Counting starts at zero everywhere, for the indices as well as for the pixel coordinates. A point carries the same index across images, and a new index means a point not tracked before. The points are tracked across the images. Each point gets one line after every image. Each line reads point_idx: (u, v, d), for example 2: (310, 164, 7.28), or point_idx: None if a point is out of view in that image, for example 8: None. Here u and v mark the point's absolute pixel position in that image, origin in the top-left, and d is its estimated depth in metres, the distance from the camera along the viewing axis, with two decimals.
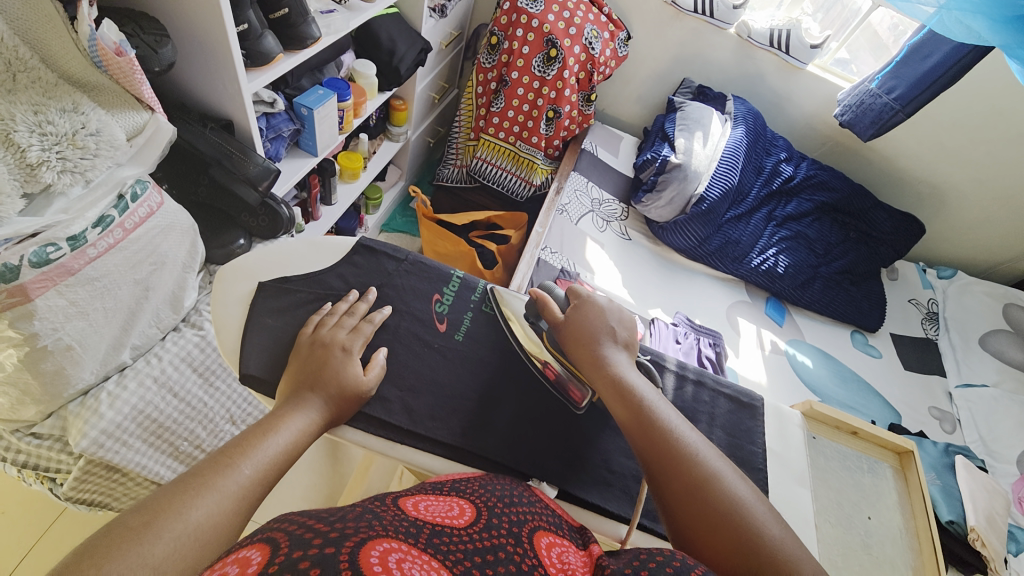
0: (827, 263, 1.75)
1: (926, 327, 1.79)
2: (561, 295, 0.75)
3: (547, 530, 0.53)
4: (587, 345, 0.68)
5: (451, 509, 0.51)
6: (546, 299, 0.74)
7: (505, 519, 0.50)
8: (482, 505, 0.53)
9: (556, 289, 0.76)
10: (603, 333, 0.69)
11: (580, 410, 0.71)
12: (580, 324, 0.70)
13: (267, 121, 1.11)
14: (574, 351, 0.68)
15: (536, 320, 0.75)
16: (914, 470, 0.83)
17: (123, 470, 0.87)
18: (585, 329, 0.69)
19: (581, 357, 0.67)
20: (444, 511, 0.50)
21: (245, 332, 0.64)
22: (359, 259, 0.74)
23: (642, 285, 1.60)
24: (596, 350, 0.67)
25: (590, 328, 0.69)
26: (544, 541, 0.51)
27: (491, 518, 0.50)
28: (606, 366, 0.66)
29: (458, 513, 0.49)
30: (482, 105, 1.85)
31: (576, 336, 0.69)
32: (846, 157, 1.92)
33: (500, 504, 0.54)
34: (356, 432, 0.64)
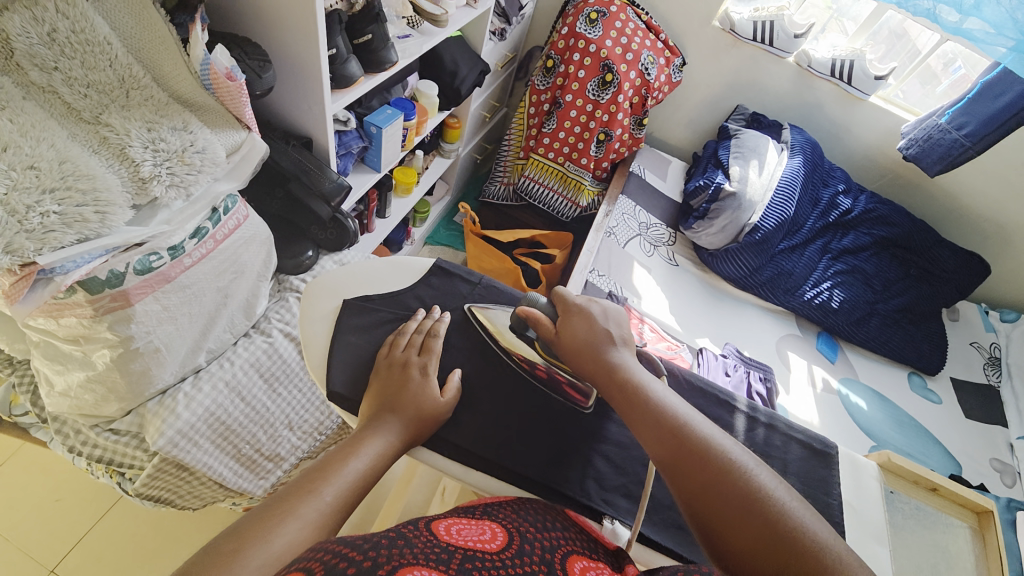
0: (885, 300, 1.68)
1: (989, 372, 1.69)
2: (545, 304, 0.73)
3: (579, 555, 0.53)
4: (591, 350, 0.67)
5: (483, 534, 0.50)
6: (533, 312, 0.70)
7: (537, 546, 0.50)
8: (513, 532, 0.52)
9: (539, 298, 0.74)
10: (605, 338, 0.68)
11: (588, 411, 0.70)
12: (578, 327, 0.69)
13: (339, 138, 1.15)
14: (580, 361, 0.67)
15: (523, 331, 0.72)
16: (994, 531, 0.78)
17: (190, 469, 0.90)
18: (585, 333, 0.69)
19: (584, 364, 0.67)
20: (476, 536, 0.49)
21: (331, 349, 0.65)
22: (436, 281, 0.75)
23: (689, 313, 1.58)
24: (598, 356, 0.67)
25: (586, 334, 0.68)
26: (578, 565, 0.51)
27: (523, 544, 0.50)
28: (608, 367, 0.66)
29: (490, 537, 0.49)
30: (534, 125, 1.88)
31: (572, 341, 0.68)
32: (906, 191, 1.86)
33: (532, 528, 0.54)
34: (433, 455, 0.64)
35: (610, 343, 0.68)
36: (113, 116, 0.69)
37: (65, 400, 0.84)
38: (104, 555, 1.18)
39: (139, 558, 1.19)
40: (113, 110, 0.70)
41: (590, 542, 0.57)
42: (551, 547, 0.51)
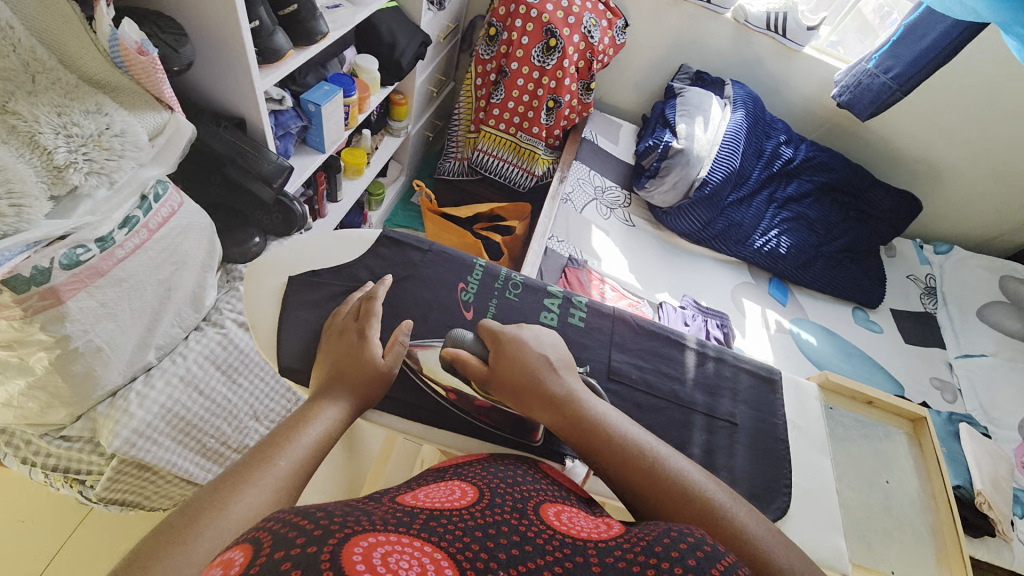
0: (828, 242, 1.78)
1: (925, 302, 1.82)
2: (470, 340, 0.65)
3: (552, 502, 0.53)
4: (537, 397, 0.60)
5: (450, 495, 0.50)
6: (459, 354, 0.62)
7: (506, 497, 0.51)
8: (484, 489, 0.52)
9: (463, 336, 0.65)
10: (547, 369, 0.62)
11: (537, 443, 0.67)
12: (517, 364, 0.61)
13: (276, 118, 1.11)
14: (528, 410, 0.60)
15: (455, 372, 0.64)
16: (928, 435, 0.82)
17: (153, 468, 0.88)
18: (526, 377, 0.60)
19: (534, 403, 0.59)
20: (445, 495, 0.50)
21: (280, 327, 0.63)
22: (385, 251, 0.73)
23: (648, 270, 1.63)
24: (547, 392, 0.60)
25: (527, 368, 0.61)
26: (550, 511, 0.52)
27: (492, 497, 0.50)
28: (562, 400, 0.59)
29: (458, 495, 0.49)
30: (482, 97, 1.85)
31: (516, 380, 0.60)
32: (844, 138, 1.95)
33: (502, 483, 0.54)
34: (394, 417, 0.66)
35: (553, 375, 0.62)
36: (20, 103, 0.65)
37: (7, 412, 0.80)
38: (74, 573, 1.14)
39: None
40: (20, 98, 0.65)
41: (563, 492, 0.58)
42: (521, 497, 0.52)
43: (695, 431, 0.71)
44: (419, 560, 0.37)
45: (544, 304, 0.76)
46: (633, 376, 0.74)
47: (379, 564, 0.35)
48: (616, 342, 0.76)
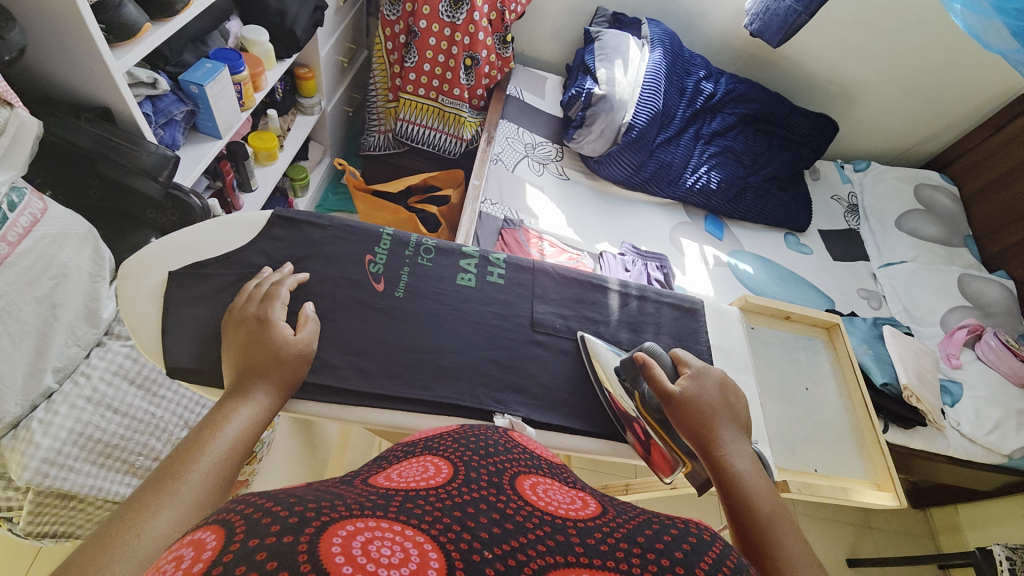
0: (755, 172, 1.83)
1: (848, 219, 1.92)
2: (666, 363, 0.65)
3: (528, 473, 0.48)
4: (708, 428, 0.58)
5: (423, 471, 0.43)
6: (655, 368, 0.62)
7: (484, 471, 0.45)
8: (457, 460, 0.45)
9: (660, 356, 0.65)
10: (723, 414, 0.60)
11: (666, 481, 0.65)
12: (699, 402, 0.60)
13: (154, 105, 1.00)
14: (690, 440, 0.58)
15: (635, 381, 0.65)
16: (841, 339, 0.88)
17: (77, 495, 0.82)
18: (708, 413, 0.59)
19: (695, 436, 0.58)
20: (418, 473, 0.44)
21: (165, 325, 0.59)
22: (280, 232, 0.68)
23: (586, 221, 1.62)
24: (711, 430, 0.58)
25: (705, 404, 0.60)
26: (527, 482, 0.46)
27: (468, 471, 0.44)
28: (719, 444, 0.57)
29: (434, 473, 0.43)
30: (395, 62, 1.75)
31: (693, 410, 0.59)
32: (762, 68, 1.98)
33: (475, 455, 0.48)
34: (308, 402, 0.60)
35: (729, 425, 0.59)
36: None
37: None
38: None
39: None
40: None
41: (533, 458, 0.52)
42: (497, 470, 0.46)
43: None
44: (403, 547, 0.32)
45: (460, 266, 0.74)
46: (557, 325, 0.73)
47: (357, 556, 0.30)
48: (538, 295, 0.75)
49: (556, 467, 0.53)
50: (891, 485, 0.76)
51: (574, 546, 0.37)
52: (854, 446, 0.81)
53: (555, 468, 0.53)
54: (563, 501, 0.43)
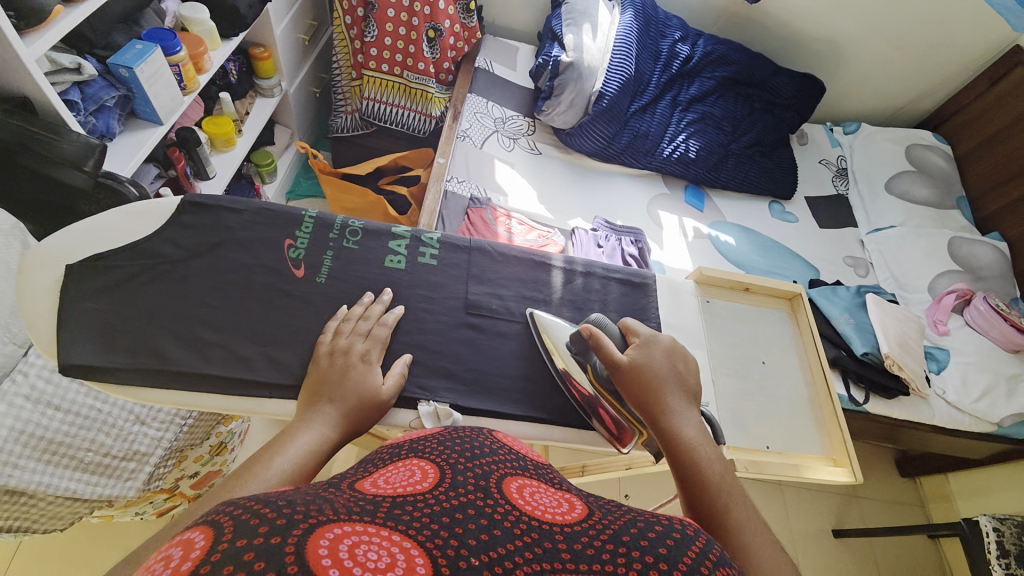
0: (737, 139, 1.75)
1: (836, 184, 1.85)
2: (615, 332, 0.64)
3: (515, 475, 0.46)
4: (657, 396, 0.57)
5: (412, 475, 0.43)
6: (602, 337, 0.61)
7: (470, 475, 0.43)
8: (444, 463, 0.44)
9: (608, 325, 0.65)
10: (673, 380, 0.59)
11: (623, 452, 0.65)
12: (648, 371, 0.59)
13: (82, 91, 0.96)
14: (635, 403, 0.59)
15: (585, 356, 0.63)
16: (803, 309, 0.84)
17: (27, 492, 0.81)
18: (655, 380, 0.58)
19: (643, 402, 0.58)
20: (406, 479, 0.42)
21: (60, 322, 0.56)
22: (189, 219, 0.64)
23: (558, 197, 1.57)
24: (660, 395, 0.58)
25: (654, 368, 0.59)
26: (514, 486, 0.44)
27: (455, 475, 0.42)
28: (668, 410, 0.57)
29: (420, 477, 0.42)
30: (356, 37, 1.67)
31: (640, 377, 0.58)
32: (743, 27, 1.88)
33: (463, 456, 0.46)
34: (217, 395, 0.57)
35: (680, 391, 0.59)
36: None
37: None
38: None
39: None
40: None
41: (523, 459, 0.51)
42: (484, 473, 0.44)
43: None
44: (389, 555, 0.32)
45: (388, 248, 0.70)
46: (494, 306, 0.70)
47: (341, 559, 0.30)
48: (474, 275, 0.72)
49: (544, 468, 0.52)
50: (847, 460, 0.74)
51: (561, 552, 0.35)
52: (812, 422, 0.78)
53: (542, 469, 0.52)
54: (549, 505, 0.42)
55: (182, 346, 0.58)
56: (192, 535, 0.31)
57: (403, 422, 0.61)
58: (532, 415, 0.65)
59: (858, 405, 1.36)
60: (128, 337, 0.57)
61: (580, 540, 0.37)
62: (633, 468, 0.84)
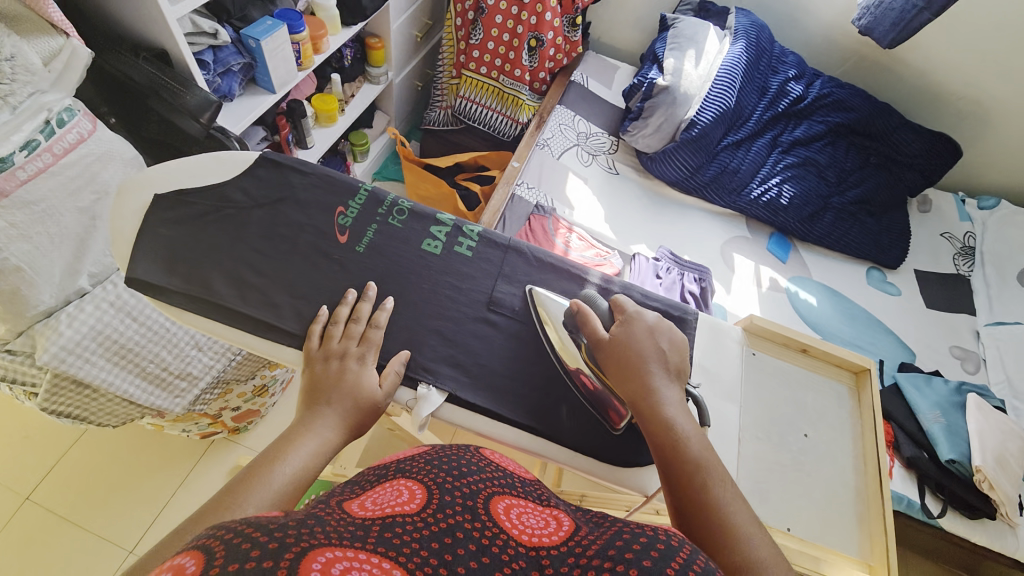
0: (841, 192, 1.59)
1: (958, 262, 1.59)
2: (603, 309, 0.65)
3: (503, 495, 0.46)
4: (637, 374, 0.57)
5: (400, 494, 0.43)
6: (589, 314, 0.63)
7: (458, 497, 0.43)
8: (432, 482, 0.45)
9: (598, 302, 0.66)
10: (654, 358, 0.59)
11: (615, 433, 0.64)
12: (629, 350, 0.59)
13: (215, 55, 1.10)
14: (616, 380, 0.59)
15: (574, 332, 0.65)
16: (868, 389, 0.73)
17: (91, 385, 0.92)
18: (635, 359, 0.58)
19: (624, 380, 0.58)
20: (391, 499, 0.42)
21: (137, 240, 0.64)
22: (262, 172, 0.71)
23: (626, 220, 1.52)
24: (641, 372, 0.57)
25: (635, 346, 0.59)
26: (501, 507, 0.44)
27: (442, 495, 0.42)
28: (650, 388, 0.57)
29: (407, 497, 0.42)
30: (462, 38, 1.76)
31: (620, 356, 0.59)
32: (873, 74, 1.71)
33: (448, 476, 0.46)
34: (248, 334, 0.61)
35: (662, 368, 0.58)
36: None
37: None
38: (73, 483, 1.29)
39: (106, 485, 1.30)
40: None
41: (509, 476, 0.51)
42: (472, 493, 0.44)
43: None
44: None
45: (429, 232, 0.72)
46: (517, 308, 0.69)
47: None
48: (504, 274, 0.71)
49: (531, 484, 0.53)
50: (883, 570, 0.63)
51: None
52: (852, 517, 0.68)
53: (529, 486, 0.53)
54: (535, 527, 0.42)
55: (227, 283, 0.63)
56: (182, 560, 0.30)
57: (400, 400, 0.62)
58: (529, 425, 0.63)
59: (931, 517, 1.16)
60: (187, 266, 0.63)
61: (567, 563, 0.37)
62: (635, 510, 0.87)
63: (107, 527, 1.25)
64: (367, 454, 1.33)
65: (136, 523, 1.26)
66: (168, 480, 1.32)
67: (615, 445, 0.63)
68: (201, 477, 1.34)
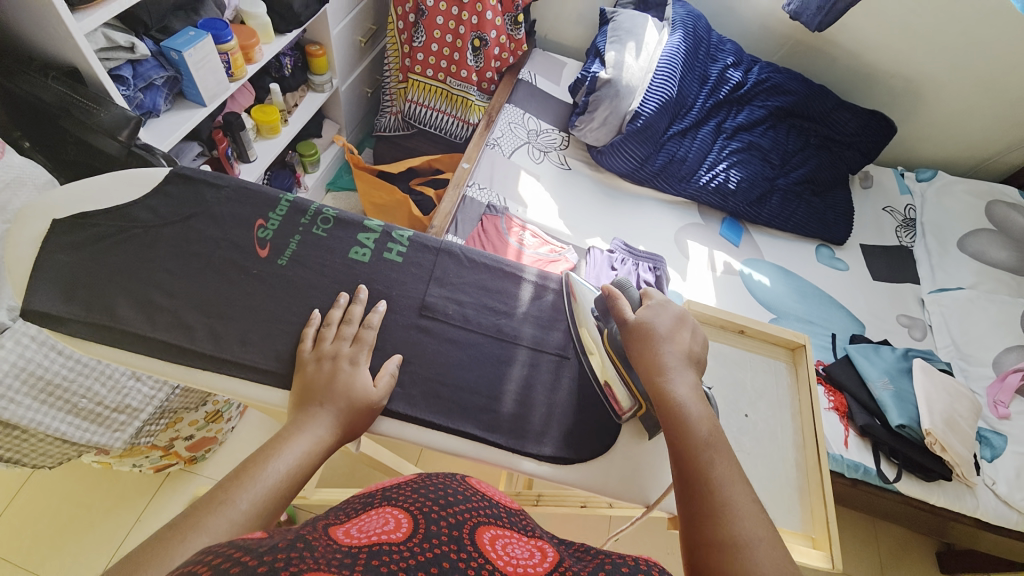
0: (785, 174, 1.63)
1: (901, 235, 1.65)
2: (634, 296, 0.67)
3: (490, 523, 0.42)
4: (651, 350, 0.60)
5: (386, 523, 0.39)
6: (618, 298, 0.65)
7: (445, 525, 0.39)
8: (418, 510, 0.41)
9: (629, 289, 0.67)
10: (670, 340, 0.61)
11: (619, 420, 0.66)
12: (647, 329, 0.62)
13: (134, 69, 1.05)
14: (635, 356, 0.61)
15: (602, 316, 0.68)
16: (803, 363, 0.76)
17: (20, 427, 0.86)
18: (652, 337, 0.61)
19: (641, 356, 0.60)
20: (379, 527, 0.38)
21: (34, 268, 0.63)
22: (173, 189, 0.71)
23: (579, 214, 1.53)
24: (654, 349, 0.60)
25: (655, 328, 0.62)
26: (489, 535, 0.41)
27: (428, 525, 0.39)
28: (660, 363, 0.59)
29: (393, 526, 0.38)
30: (405, 42, 1.73)
31: (641, 334, 0.61)
32: (808, 58, 1.76)
33: (435, 503, 0.42)
34: (156, 361, 0.61)
35: (675, 349, 0.60)
36: None
37: None
38: (20, 529, 1.22)
39: (55, 529, 1.23)
40: None
41: (495, 504, 0.47)
42: (460, 522, 0.40)
43: (514, 367, 0.68)
44: None
45: (356, 240, 0.71)
46: (450, 311, 0.69)
47: None
48: (436, 278, 0.71)
49: (516, 514, 0.49)
50: (826, 544, 0.66)
51: None
52: (793, 490, 0.70)
53: (515, 515, 0.48)
54: (521, 556, 0.39)
55: (134, 307, 0.63)
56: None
57: None
58: (466, 429, 0.63)
59: (888, 482, 1.20)
60: (87, 292, 0.63)
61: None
62: (588, 505, 0.92)
63: (58, 572, 1.18)
64: (331, 469, 1.30)
65: (91, 564, 1.20)
66: (123, 518, 1.26)
67: (551, 441, 0.65)
68: (160, 510, 1.28)
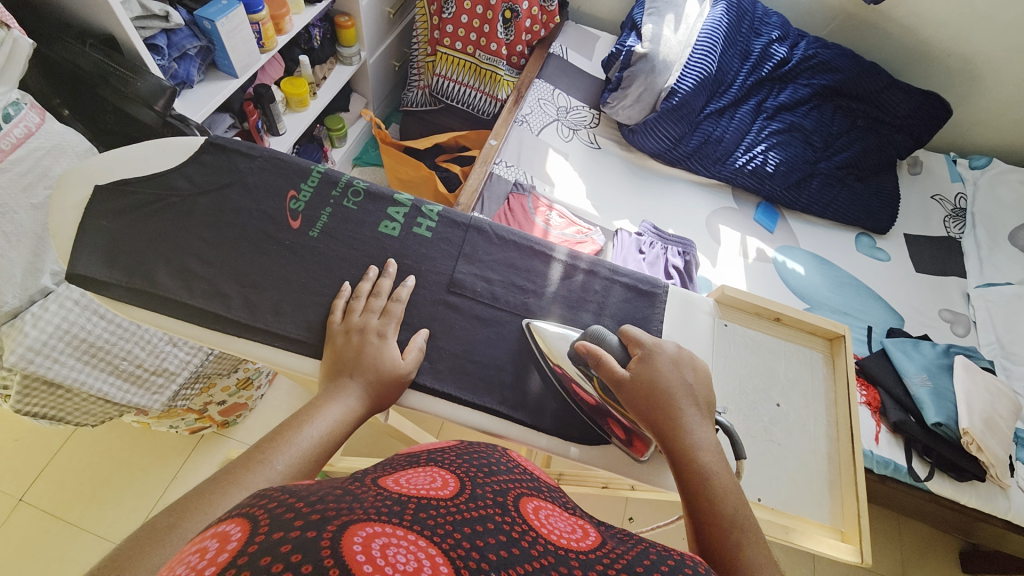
0: (828, 157, 1.55)
1: (949, 225, 1.56)
2: (615, 344, 0.62)
3: (532, 495, 0.42)
4: (662, 407, 0.56)
5: (433, 480, 0.39)
6: (601, 354, 0.59)
7: (489, 490, 0.39)
8: (465, 474, 0.41)
9: (608, 337, 0.62)
10: (676, 392, 0.57)
11: (641, 462, 0.62)
12: (651, 386, 0.57)
13: (168, 38, 1.06)
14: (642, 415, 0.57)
15: (585, 369, 0.61)
16: (843, 356, 0.74)
17: (64, 385, 0.91)
18: (661, 394, 0.56)
19: (650, 414, 0.56)
20: (427, 483, 0.38)
21: (77, 233, 0.64)
22: (208, 158, 0.71)
23: (607, 194, 1.49)
24: (665, 406, 0.56)
25: (658, 382, 0.57)
26: (531, 506, 0.41)
27: (474, 488, 0.39)
28: (675, 419, 0.55)
29: (441, 483, 0.38)
30: (435, 13, 1.69)
31: (645, 389, 0.57)
32: (860, 33, 1.65)
33: (480, 470, 0.42)
34: (193, 327, 0.62)
35: (688, 404, 0.57)
36: None
37: None
38: (66, 482, 1.30)
39: (98, 483, 1.31)
40: None
41: (536, 478, 0.47)
42: (504, 490, 0.40)
43: None
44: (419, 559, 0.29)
45: (386, 214, 0.71)
46: (478, 289, 0.68)
47: (374, 557, 0.27)
48: (465, 254, 0.70)
49: (555, 489, 0.49)
50: (856, 537, 0.64)
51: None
52: (824, 483, 0.68)
53: (554, 491, 0.48)
54: (564, 530, 0.39)
55: (171, 274, 0.64)
56: (228, 528, 0.29)
57: None
58: (489, 405, 0.63)
59: (919, 481, 1.15)
60: (127, 258, 0.64)
61: (595, 568, 0.33)
62: (608, 487, 0.92)
63: (101, 522, 1.26)
64: (355, 440, 1.34)
65: (131, 516, 1.27)
66: (160, 475, 1.33)
67: (577, 422, 0.64)
68: (193, 471, 1.34)
